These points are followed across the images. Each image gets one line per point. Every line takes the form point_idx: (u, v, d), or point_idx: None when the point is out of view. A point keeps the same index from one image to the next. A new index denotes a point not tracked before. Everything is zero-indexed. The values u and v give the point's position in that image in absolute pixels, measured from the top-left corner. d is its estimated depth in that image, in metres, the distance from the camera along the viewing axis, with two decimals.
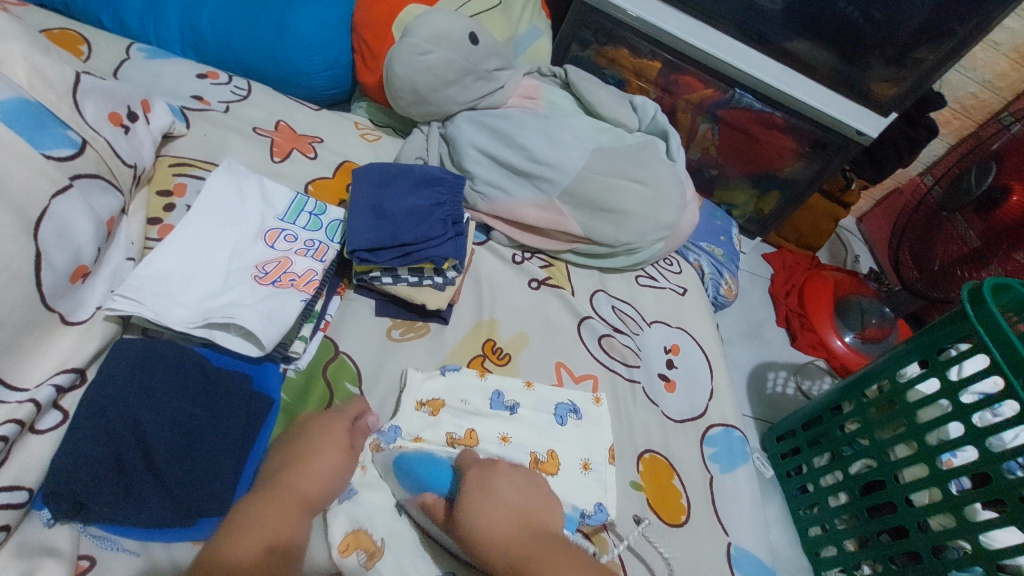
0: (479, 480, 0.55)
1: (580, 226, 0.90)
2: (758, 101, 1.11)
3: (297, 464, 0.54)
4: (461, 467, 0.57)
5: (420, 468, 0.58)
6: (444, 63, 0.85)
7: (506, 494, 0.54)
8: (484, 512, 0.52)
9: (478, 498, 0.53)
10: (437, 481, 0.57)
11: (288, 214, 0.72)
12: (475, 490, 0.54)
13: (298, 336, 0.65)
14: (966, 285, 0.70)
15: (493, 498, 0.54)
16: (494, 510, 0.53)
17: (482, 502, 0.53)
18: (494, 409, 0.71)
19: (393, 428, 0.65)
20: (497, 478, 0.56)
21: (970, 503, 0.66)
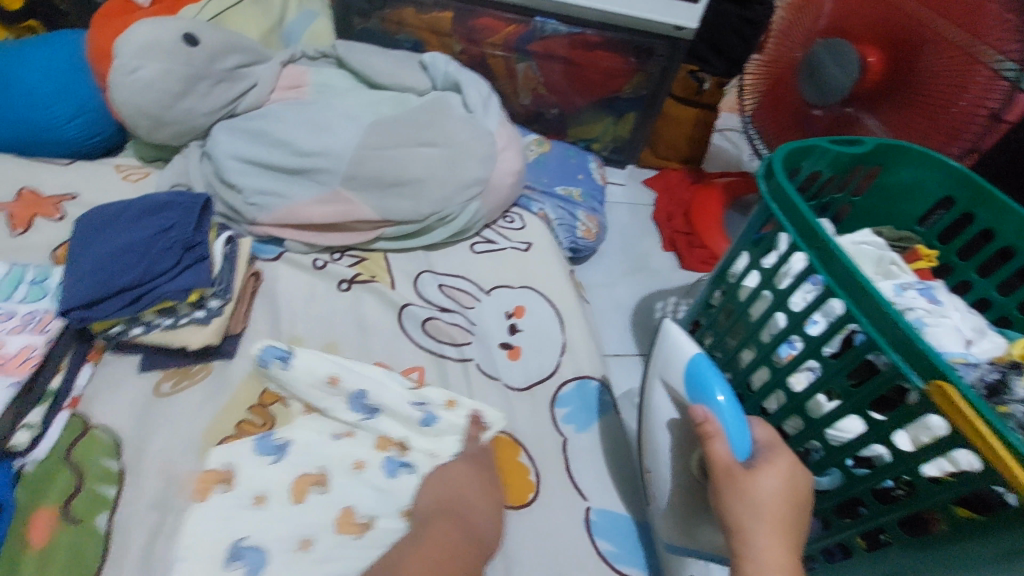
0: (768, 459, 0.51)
1: (373, 209, 0.81)
2: (563, 24, 1.03)
3: None
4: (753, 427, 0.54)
5: (712, 390, 0.56)
6: (161, 74, 0.75)
7: (773, 475, 0.50)
8: (773, 484, 0.49)
9: (759, 475, 0.50)
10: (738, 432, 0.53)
11: (3, 290, 0.63)
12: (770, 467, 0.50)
13: (22, 425, 0.57)
14: (760, 159, 0.63)
15: (775, 483, 0.49)
16: (777, 490, 0.49)
17: (770, 478, 0.49)
18: (261, 453, 0.61)
19: (267, 440, 0.62)
20: (786, 458, 0.51)
21: (811, 398, 0.58)
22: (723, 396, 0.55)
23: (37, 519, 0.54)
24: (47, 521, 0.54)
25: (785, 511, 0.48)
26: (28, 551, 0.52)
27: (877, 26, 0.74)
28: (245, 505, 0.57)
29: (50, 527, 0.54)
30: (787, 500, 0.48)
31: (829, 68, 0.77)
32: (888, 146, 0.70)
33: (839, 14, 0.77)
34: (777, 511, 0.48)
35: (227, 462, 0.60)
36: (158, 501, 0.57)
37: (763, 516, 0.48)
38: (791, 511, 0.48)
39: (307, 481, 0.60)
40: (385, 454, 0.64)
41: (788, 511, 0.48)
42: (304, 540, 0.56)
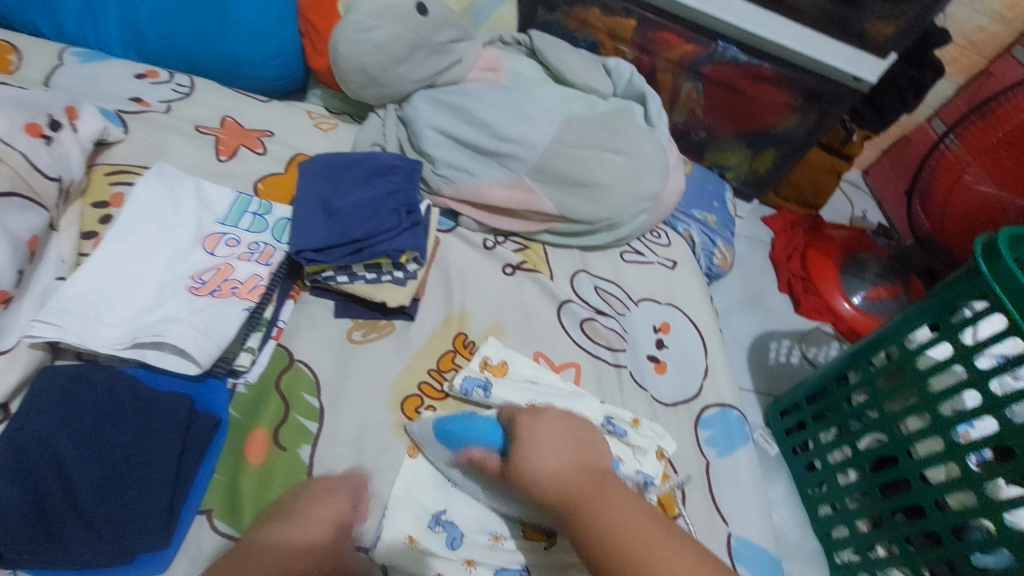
0: (526, 428, 0.56)
1: (553, 203, 0.84)
2: (743, 54, 1.03)
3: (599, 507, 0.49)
4: (509, 423, 0.58)
5: (459, 427, 0.60)
6: (392, 38, 0.79)
7: (557, 436, 0.55)
8: (546, 454, 0.53)
9: (533, 438, 0.55)
10: (478, 436, 0.59)
11: (230, 217, 0.67)
12: (529, 434, 0.55)
13: (245, 347, 0.60)
14: (978, 237, 0.64)
15: (543, 437, 0.54)
16: (547, 456, 0.53)
17: (536, 439, 0.54)
18: None
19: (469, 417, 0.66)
20: (546, 420, 0.57)
21: (993, 479, 0.59)
22: (477, 436, 0.59)
23: (252, 439, 0.58)
24: (262, 442, 0.58)
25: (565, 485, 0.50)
26: (247, 468, 0.56)
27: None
28: (446, 483, 0.62)
29: (265, 448, 0.58)
30: (572, 466, 0.52)
31: None
32: None
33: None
34: (547, 481, 0.51)
35: (429, 431, 0.64)
36: (354, 442, 0.62)
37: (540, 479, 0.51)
38: (580, 473, 0.52)
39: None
40: None
41: (577, 474, 0.51)
42: (495, 533, 0.61)
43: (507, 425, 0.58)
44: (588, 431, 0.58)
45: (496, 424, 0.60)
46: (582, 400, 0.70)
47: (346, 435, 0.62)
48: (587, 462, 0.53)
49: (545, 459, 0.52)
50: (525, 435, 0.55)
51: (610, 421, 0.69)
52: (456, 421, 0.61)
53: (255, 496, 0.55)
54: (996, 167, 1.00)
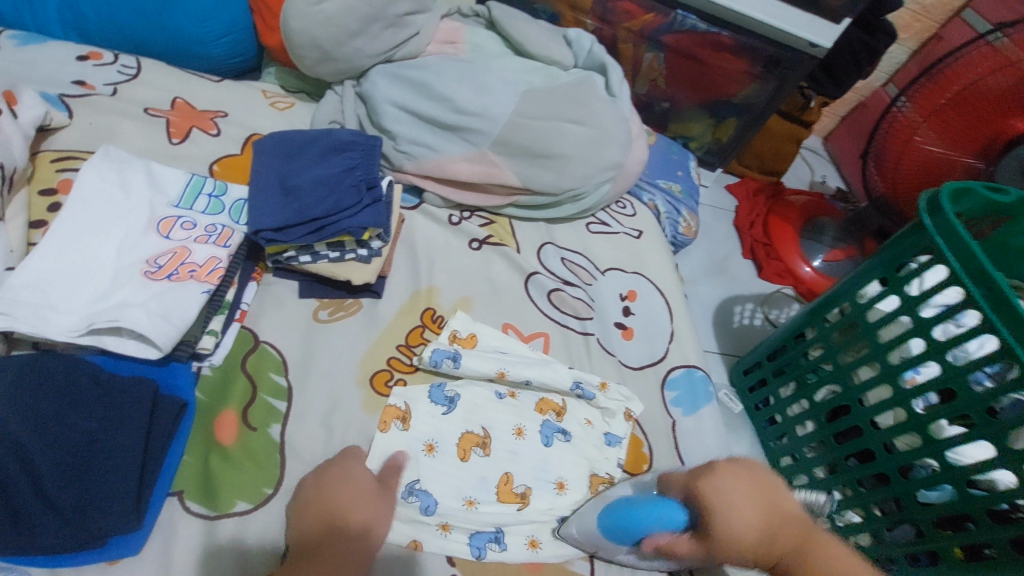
0: (718, 500, 0.47)
1: (516, 176, 0.84)
2: (703, 22, 1.04)
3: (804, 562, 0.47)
4: (688, 497, 0.49)
5: (642, 511, 0.52)
6: (345, 11, 0.77)
7: (752, 501, 0.46)
8: (742, 516, 0.46)
9: (736, 519, 0.46)
10: (661, 519, 0.51)
11: (184, 199, 0.65)
12: (720, 505, 0.47)
13: (207, 330, 0.59)
14: (923, 193, 0.66)
15: (738, 500, 0.46)
16: (750, 521, 0.46)
17: (738, 517, 0.46)
18: (433, 399, 0.66)
19: (439, 388, 0.67)
20: (731, 485, 0.47)
21: (936, 420, 0.63)
22: (653, 526, 0.51)
23: (221, 420, 0.58)
24: (231, 423, 0.58)
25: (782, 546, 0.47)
26: (217, 449, 0.56)
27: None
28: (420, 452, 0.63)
29: (233, 429, 0.58)
30: (773, 525, 0.46)
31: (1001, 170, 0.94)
32: None
33: (984, 92, 0.93)
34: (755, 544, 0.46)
35: (402, 401, 0.65)
36: (325, 419, 0.62)
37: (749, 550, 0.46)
38: (776, 522, 0.47)
39: (471, 442, 0.65)
40: (543, 417, 0.69)
41: (781, 537, 0.47)
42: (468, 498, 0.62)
43: (689, 496, 0.49)
44: (767, 471, 0.50)
45: (676, 501, 0.51)
46: (551, 369, 0.71)
47: (316, 413, 0.62)
48: (792, 511, 0.48)
49: (747, 523, 0.46)
50: (724, 519, 0.46)
51: (578, 386, 0.71)
52: (629, 510, 0.54)
53: (227, 475, 0.55)
54: (946, 128, 1.00)
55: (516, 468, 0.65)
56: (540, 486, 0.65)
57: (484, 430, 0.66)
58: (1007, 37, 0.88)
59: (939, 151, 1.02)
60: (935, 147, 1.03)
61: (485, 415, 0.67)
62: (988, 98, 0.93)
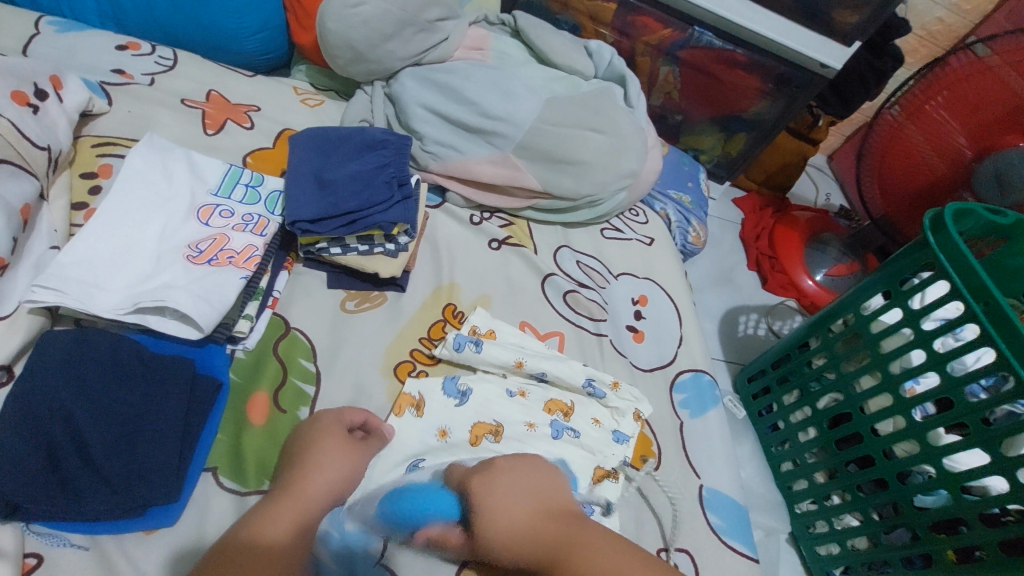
0: (483, 486, 0.54)
1: (537, 180, 0.87)
2: (719, 39, 1.08)
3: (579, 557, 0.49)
4: (460, 485, 0.56)
5: (414, 498, 0.57)
6: (380, 14, 0.80)
7: (515, 487, 0.54)
8: (512, 506, 0.52)
9: (491, 504, 0.52)
10: (439, 510, 0.56)
11: (222, 188, 0.68)
12: (485, 498, 0.53)
13: (243, 315, 0.62)
14: (928, 212, 0.70)
15: (509, 496, 0.53)
16: (511, 501, 0.52)
17: (496, 497, 0.53)
18: (447, 395, 0.68)
19: (452, 381, 0.70)
20: (500, 475, 0.55)
21: (933, 428, 0.66)
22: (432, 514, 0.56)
23: (253, 402, 0.60)
24: (263, 404, 0.60)
25: (537, 527, 0.51)
26: (250, 428, 0.58)
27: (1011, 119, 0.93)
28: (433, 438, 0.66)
29: (265, 410, 0.60)
30: (539, 515, 0.52)
31: (990, 180, 0.97)
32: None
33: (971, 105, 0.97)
34: (517, 542, 0.50)
35: (416, 390, 0.67)
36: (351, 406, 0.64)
37: (501, 532, 0.51)
38: (546, 521, 0.52)
39: (484, 429, 0.68)
40: (552, 417, 0.71)
41: (545, 524, 0.51)
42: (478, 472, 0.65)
43: (460, 487, 0.56)
44: (555, 474, 0.58)
45: (450, 491, 0.57)
46: (565, 366, 0.73)
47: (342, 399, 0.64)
48: (554, 504, 0.54)
49: (514, 513, 0.51)
50: (481, 503, 0.52)
51: (590, 383, 0.73)
52: (418, 495, 0.58)
53: (259, 453, 0.58)
54: (939, 139, 1.04)
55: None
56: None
57: (498, 425, 0.68)
58: (991, 49, 0.93)
59: (932, 160, 1.06)
60: (929, 159, 1.06)
61: (498, 410, 0.70)
62: (975, 112, 0.97)
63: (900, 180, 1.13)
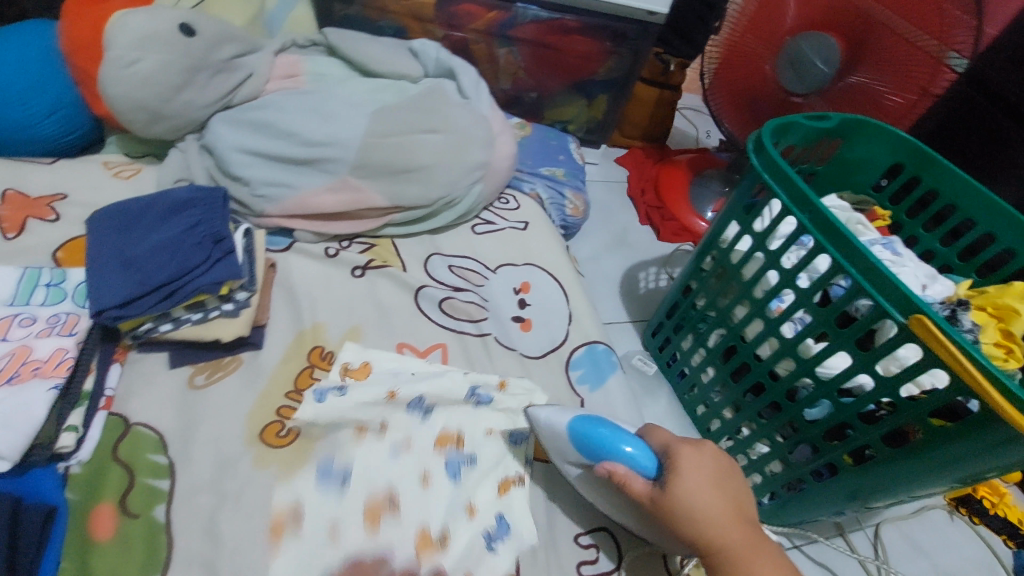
0: (692, 461, 0.52)
1: (382, 195, 0.84)
2: (545, 10, 1.08)
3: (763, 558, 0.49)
4: (662, 451, 0.55)
5: (601, 434, 0.56)
6: (162, 67, 0.75)
7: (705, 478, 0.52)
8: (708, 495, 0.51)
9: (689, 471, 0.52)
10: (614, 451, 0.55)
11: (19, 295, 0.62)
12: (691, 474, 0.52)
13: (66, 427, 0.56)
14: (749, 135, 0.71)
15: (704, 484, 0.51)
16: (707, 498, 0.51)
17: (689, 477, 0.51)
18: (323, 484, 0.60)
19: (326, 461, 0.62)
20: (712, 456, 0.53)
21: (802, 341, 0.67)
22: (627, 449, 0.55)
23: (97, 517, 0.55)
24: (109, 514, 0.55)
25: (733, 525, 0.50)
26: (98, 546, 0.54)
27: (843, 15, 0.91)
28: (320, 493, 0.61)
29: (112, 521, 0.55)
30: (732, 517, 0.51)
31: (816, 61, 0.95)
32: (850, 120, 0.80)
33: (798, 7, 0.94)
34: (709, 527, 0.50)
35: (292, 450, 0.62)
36: (215, 486, 0.59)
37: (700, 524, 0.50)
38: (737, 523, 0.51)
39: (378, 505, 0.60)
40: (446, 453, 0.65)
41: (737, 525, 0.50)
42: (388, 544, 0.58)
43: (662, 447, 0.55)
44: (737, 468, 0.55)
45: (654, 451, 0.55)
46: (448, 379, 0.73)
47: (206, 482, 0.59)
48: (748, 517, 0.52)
49: (705, 501, 0.50)
50: (685, 474, 0.51)
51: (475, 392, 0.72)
52: (599, 433, 0.56)
53: (112, 569, 0.53)
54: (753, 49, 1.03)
55: (428, 518, 0.60)
56: (452, 519, 0.61)
57: (392, 460, 0.63)
58: None
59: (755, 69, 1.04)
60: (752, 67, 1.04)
61: None
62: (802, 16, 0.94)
63: (728, 95, 1.10)
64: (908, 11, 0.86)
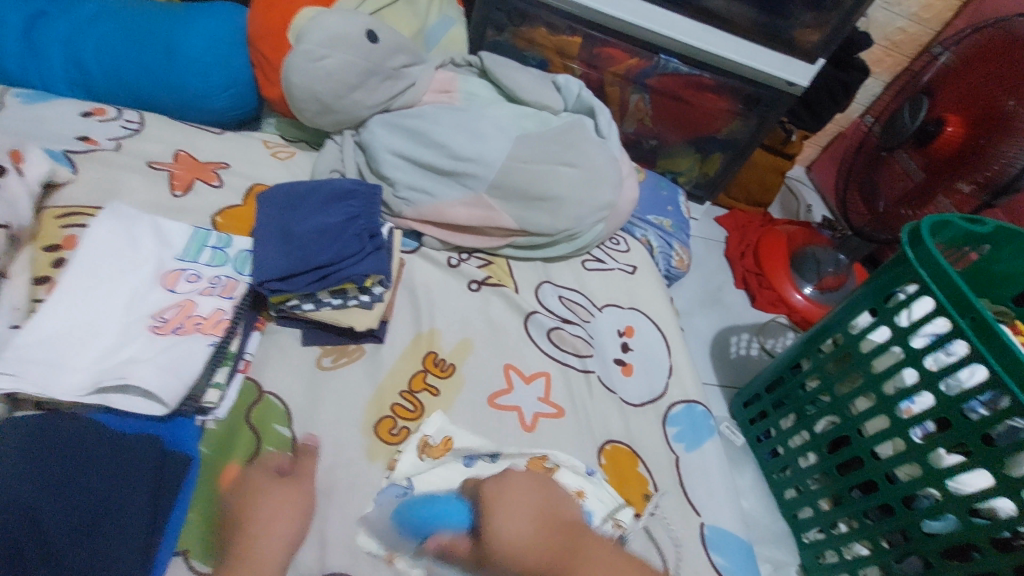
0: (492, 491, 0.61)
1: (512, 218, 0.86)
2: (685, 65, 1.09)
3: (598, 571, 0.56)
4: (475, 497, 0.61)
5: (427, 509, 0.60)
6: (344, 66, 0.80)
7: (522, 501, 0.60)
8: (514, 523, 0.57)
9: (505, 514, 0.58)
10: (451, 520, 0.60)
11: (190, 251, 0.66)
12: (496, 499, 0.60)
13: (212, 383, 0.60)
14: (906, 226, 0.70)
15: (512, 514, 0.58)
16: (513, 522, 0.57)
17: (501, 517, 0.58)
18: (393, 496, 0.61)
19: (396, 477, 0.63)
20: (518, 478, 0.63)
21: (935, 450, 0.64)
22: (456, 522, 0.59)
23: (226, 475, 0.58)
24: (236, 476, 0.58)
25: (554, 539, 0.57)
26: (224, 504, 0.56)
27: (970, 105, 0.94)
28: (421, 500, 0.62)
29: (239, 483, 0.58)
30: (541, 527, 0.58)
31: (905, 118, 1.02)
32: (1005, 230, 0.76)
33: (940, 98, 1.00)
34: (525, 553, 0.55)
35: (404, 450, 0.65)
36: (330, 469, 0.62)
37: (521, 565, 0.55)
38: (553, 531, 0.58)
39: None
40: None
41: (547, 533, 0.57)
42: None
43: (473, 497, 0.61)
44: (551, 489, 0.64)
45: (462, 499, 0.62)
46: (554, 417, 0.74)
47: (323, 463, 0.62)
48: (562, 516, 0.60)
49: (514, 526, 0.57)
50: (495, 515, 0.58)
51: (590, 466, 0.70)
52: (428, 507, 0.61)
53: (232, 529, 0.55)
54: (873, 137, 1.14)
55: None
56: None
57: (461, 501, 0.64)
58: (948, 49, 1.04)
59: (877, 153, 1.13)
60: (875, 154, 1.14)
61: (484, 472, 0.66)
62: (933, 102, 1.01)
63: (858, 182, 1.19)
64: None
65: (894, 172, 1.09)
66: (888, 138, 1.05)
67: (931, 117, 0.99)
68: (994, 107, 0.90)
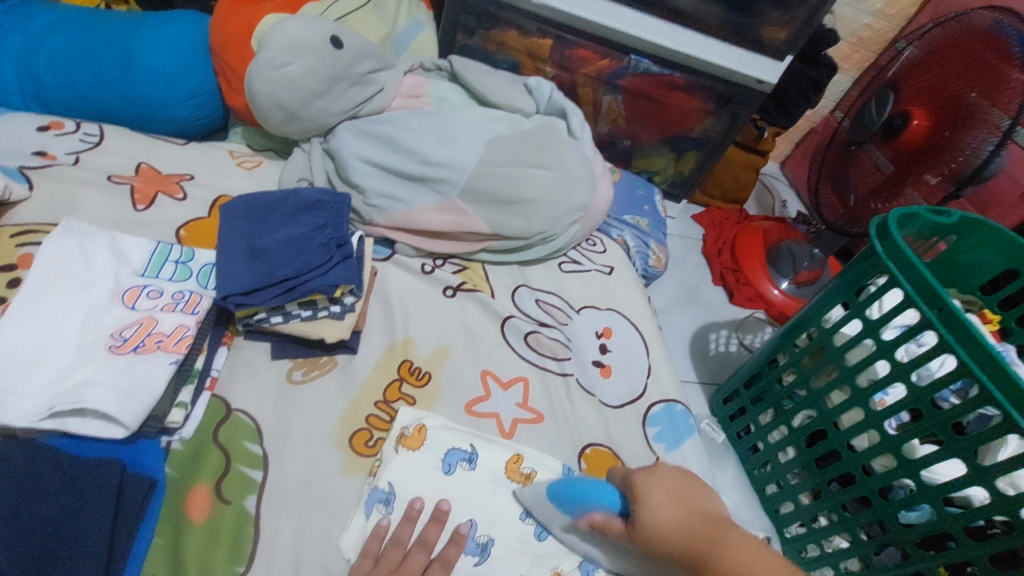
0: (642, 482, 0.56)
1: (486, 223, 0.85)
2: (656, 65, 1.09)
3: (749, 560, 0.48)
4: (626, 482, 0.58)
5: (583, 488, 0.59)
6: (308, 73, 0.79)
7: (666, 487, 0.55)
8: (665, 510, 0.53)
9: (653, 494, 0.54)
10: (597, 499, 0.58)
11: (150, 267, 0.64)
12: (647, 489, 0.55)
13: (176, 403, 0.58)
14: (874, 220, 0.70)
15: (655, 497, 0.53)
16: (662, 509, 0.53)
17: (654, 499, 0.54)
18: (370, 511, 0.60)
19: (375, 491, 0.61)
20: (665, 470, 0.57)
21: (908, 441, 0.64)
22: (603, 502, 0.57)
23: (193, 497, 0.56)
24: (204, 497, 0.57)
25: (693, 531, 0.51)
26: (190, 526, 0.55)
27: (935, 99, 0.96)
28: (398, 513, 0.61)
29: (207, 504, 0.56)
30: (689, 520, 0.52)
31: (873, 113, 1.06)
32: (968, 221, 0.78)
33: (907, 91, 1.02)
34: (674, 536, 0.51)
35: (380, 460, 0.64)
36: (303, 486, 0.60)
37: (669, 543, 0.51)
38: (695, 519, 0.52)
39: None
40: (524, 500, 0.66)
41: (694, 526, 0.51)
42: None
43: (624, 482, 0.58)
44: (700, 482, 0.58)
45: (616, 488, 0.59)
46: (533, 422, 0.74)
47: (296, 480, 0.60)
48: (704, 509, 0.53)
49: (664, 512, 0.52)
50: (644, 497, 0.54)
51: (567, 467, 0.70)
52: (581, 487, 0.60)
53: (199, 553, 0.54)
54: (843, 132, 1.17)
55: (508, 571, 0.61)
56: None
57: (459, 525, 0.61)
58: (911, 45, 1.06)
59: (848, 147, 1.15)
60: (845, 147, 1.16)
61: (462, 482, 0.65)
62: (900, 96, 1.03)
63: (829, 176, 1.21)
64: (988, 90, 0.88)
65: (864, 166, 1.11)
66: (858, 132, 1.08)
67: (897, 111, 1.02)
68: (957, 100, 0.92)
